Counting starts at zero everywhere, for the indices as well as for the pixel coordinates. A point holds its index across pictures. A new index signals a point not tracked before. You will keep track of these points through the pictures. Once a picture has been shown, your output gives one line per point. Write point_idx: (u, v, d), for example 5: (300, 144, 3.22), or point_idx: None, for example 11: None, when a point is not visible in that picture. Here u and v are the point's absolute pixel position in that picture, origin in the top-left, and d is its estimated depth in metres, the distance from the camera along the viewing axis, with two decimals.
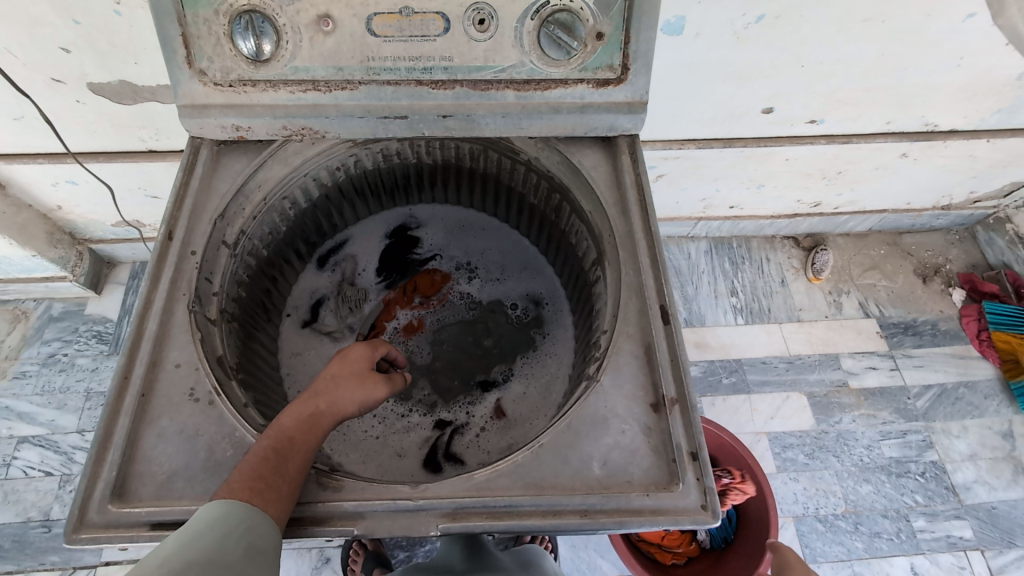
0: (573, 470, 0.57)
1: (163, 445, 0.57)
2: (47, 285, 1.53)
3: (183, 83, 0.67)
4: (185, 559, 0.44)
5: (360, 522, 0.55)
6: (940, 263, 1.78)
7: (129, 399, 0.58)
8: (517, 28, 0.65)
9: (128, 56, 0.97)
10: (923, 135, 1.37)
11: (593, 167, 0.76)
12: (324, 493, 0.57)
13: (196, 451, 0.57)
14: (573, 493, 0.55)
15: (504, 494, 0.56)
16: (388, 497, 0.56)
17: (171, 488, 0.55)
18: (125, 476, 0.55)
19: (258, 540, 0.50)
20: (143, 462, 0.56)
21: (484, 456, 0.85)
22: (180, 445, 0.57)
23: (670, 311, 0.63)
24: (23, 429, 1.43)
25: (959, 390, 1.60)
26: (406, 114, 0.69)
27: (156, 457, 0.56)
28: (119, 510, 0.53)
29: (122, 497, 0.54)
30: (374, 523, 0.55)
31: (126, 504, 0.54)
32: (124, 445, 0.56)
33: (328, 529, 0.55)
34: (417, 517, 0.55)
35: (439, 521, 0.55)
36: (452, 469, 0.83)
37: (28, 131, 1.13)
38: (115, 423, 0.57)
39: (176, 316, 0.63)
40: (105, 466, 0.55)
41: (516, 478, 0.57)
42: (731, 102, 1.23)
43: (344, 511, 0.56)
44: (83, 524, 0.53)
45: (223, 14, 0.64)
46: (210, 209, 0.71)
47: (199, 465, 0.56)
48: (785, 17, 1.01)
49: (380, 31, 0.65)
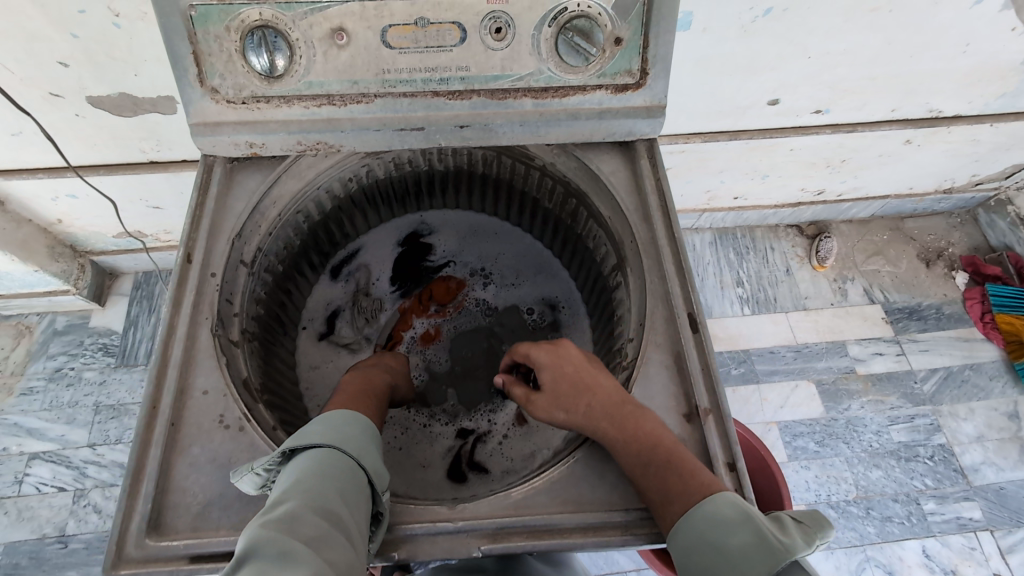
0: (610, 485, 0.58)
1: (196, 474, 0.56)
2: (50, 299, 1.52)
3: (195, 101, 0.66)
4: (344, 436, 0.57)
5: (402, 546, 0.56)
6: (943, 247, 1.79)
7: (158, 429, 0.57)
8: (534, 35, 0.64)
9: (129, 68, 0.95)
10: (928, 121, 1.36)
11: (612, 173, 0.75)
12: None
13: (229, 480, 0.56)
14: (612, 510, 0.57)
15: (543, 513, 0.57)
16: (428, 519, 0.57)
17: (207, 519, 0.55)
18: (160, 509, 0.55)
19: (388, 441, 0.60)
20: (177, 493, 0.56)
21: (508, 464, 0.84)
22: (213, 474, 0.57)
23: (698, 319, 0.64)
24: (33, 445, 1.43)
25: (965, 372, 1.62)
26: (422, 126, 0.68)
27: (190, 488, 0.56)
28: (157, 543, 0.53)
29: (159, 531, 0.54)
30: (414, 547, 0.56)
31: (164, 537, 0.54)
32: (157, 476, 0.55)
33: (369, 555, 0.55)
34: (458, 539, 0.56)
35: (482, 542, 0.56)
36: (477, 478, 0.83)
37: (27, 146, 1.11)
38: (146, 454, 0.56)
39: (199, 340, 0.63)
40: (139, 499, 0.54)
41: (553, 496, 0.58)
42: (738, 94, 1.21)
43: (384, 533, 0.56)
44: (121, 559, 0.52)
45: (234, 31, 0.63)
46: (227, 228, 0.70)
47: (234, 494, 0.56)
48: (794, 9, 0.99)
49: (395, 42, 0.64)
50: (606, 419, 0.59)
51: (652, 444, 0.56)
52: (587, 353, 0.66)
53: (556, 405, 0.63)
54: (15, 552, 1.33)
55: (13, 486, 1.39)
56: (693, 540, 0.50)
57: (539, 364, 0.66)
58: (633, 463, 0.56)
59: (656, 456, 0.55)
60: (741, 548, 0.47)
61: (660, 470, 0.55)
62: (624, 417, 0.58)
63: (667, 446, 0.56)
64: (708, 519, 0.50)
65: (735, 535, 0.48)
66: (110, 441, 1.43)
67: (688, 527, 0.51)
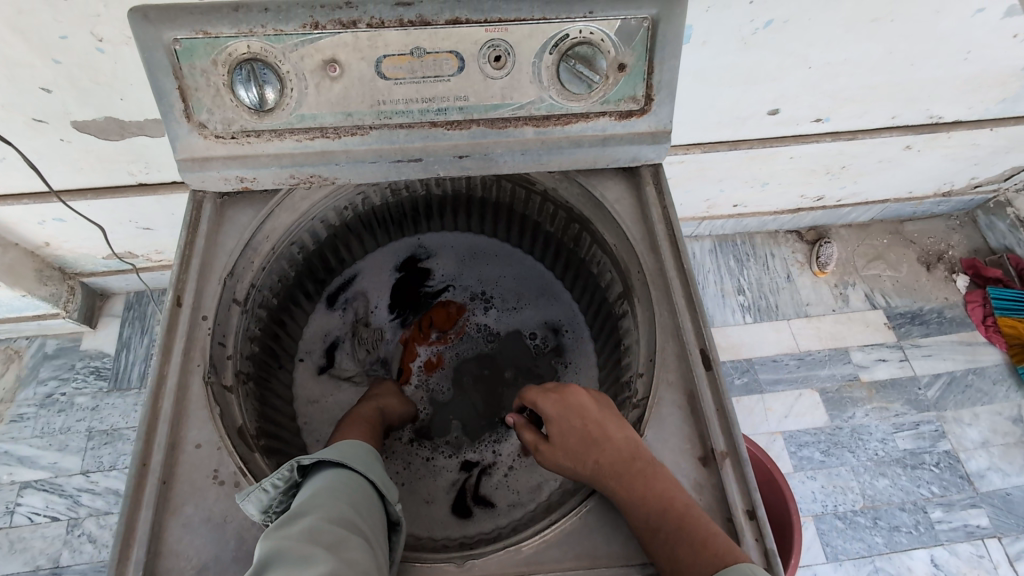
0: (626, 536, 0.57)
1: (190, 536, 0.54)
2: (40, 323, 1.48)
3: (182, 136, 0.63)
4: (350, 455, 0.58)
5: None
6: (943, 250, 1.77)
7: (149, 489, 0.54)
8: (535, 63, 0.62)
9: (113, 91, 0.92)
10: (928, 128, 1.34)
11: (617, 200, 0.74)
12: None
13: (225, 541, 0.54)
14: (629, 565, 0.56)
15: (555, 568, 0.56)
16: None
17: None
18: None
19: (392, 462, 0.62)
20: (171, 557, 0.53)
21: (514, 497, 0.81)
22: (208, 535, 0.54)
23: (711, 355, 0.63)
24: (25, 473, 1.39)
25: (969, 377, 1.60)
26: (420, 157, 0.65)
27: (184, 551, 0.53)
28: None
29: None
30: None
31: None
32: (149, 540, 0.53)
33: None
34: None
35: None
36: (482, 512, 0.80)
37: (8, 172, 1.08)
38: (136, 517, 0.53)
39: (192, 389, 0.60)
40: (130, 566, 0.52)
41: (566, 549, 0.57)
42: (738, 104, 1.15)
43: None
44: None
45: (221, 64, 0.60)
46: (219, 267, 0.68)
47: (231, 557, 0.53)
48: (795, 21, 0.95)
49: (390, 73, 0.61)
50: (612, 477, 0.57)
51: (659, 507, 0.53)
52: (597, 399, 0.64)
53: (562, 457, 0.62)
54: None
55: (4, 517, 1.35)
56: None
57: (545, 414, 0.65)
58: (642, 526, 0.54)
59: (664, 522, 0.53)
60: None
61: (668, 536, 0.52)
62: (630, 477, 0.56)
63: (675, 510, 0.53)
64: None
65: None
66: (104, 468, 1.39)
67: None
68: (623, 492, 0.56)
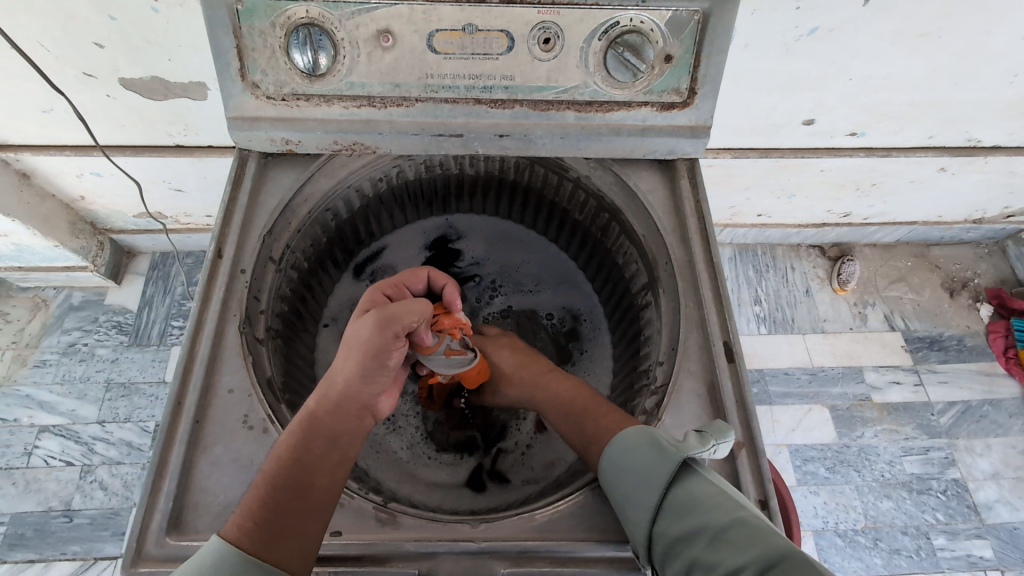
0: None
1: (218, 475, 0.57)
2: (69, 274, 1.52)
3: (235, 96, 0.65)
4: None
5: (424, 563, 0.57)
6: (968, 277, 1.73)
7: (183, 426, 0.58)
8: (583, 47, 0.63)
9: (163, 52, 0.94)
10: (965, 150, 1.28)
11: (650, 192, 0.76)
12: (382, 531, 0.58)
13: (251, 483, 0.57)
14: None
15: (565, 538, 0.59)
16: (450, 537, 0.58)
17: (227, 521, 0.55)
18: (181, 507, 0.55)
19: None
20: (199, 492, 0.56)
21: (529, 473, 0.83)
22: (235, 476, 0.57)
23: (734, 349, 0.65)
24: (44, 418, 1.43)
25: (984, 407, 1.57)
26: (462, 133, 0.67)
27: (211, 488, 0.56)
28: (176, 542, 0.54)
29: (179, 530, 0.55)
30: (435, 565, 0.57)
31: (183, 536, 0.54)
32: (180, 474, 0.56)
33: (389, 570, 0.56)
34: (480, 559, 0.57)
35: (505, 565, 0.57)
36: (498, 488, 0.82)
37: (56, 123, 1.10)
38: (169, 453, 0.57)
39: (227, 337, 0.63)
40: (161, 497, 0.55)
41: (578, 521, 0.60)
42: (772, 113, 1.12)
43: (405, 552, 0.57)
44: (141, 557, 0.53)
45: (280, 27, 0.62)
46: (260, 225, 0.71)
47: None
48: (840, 30, 0.91)
49: (440, 47, 0.63)
50: (536, 385, 0.72)
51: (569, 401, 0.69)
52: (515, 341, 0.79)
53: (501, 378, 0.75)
54: (21, 523, 1.33)
55: (21, 457, 1.39)
56: (614, 474, 0.59)
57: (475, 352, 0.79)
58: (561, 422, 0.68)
59: (574, 412, 0.67)
60: (649, 466, 0.57)
61: (576, 420, 0.66)
62: (548, 386, 0.71)
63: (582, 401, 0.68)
64: (623, 453, 0.59)
65: (641, 453, 0.58)
66: (119, 419, 1.43)
67: (611, 467, 0.59)
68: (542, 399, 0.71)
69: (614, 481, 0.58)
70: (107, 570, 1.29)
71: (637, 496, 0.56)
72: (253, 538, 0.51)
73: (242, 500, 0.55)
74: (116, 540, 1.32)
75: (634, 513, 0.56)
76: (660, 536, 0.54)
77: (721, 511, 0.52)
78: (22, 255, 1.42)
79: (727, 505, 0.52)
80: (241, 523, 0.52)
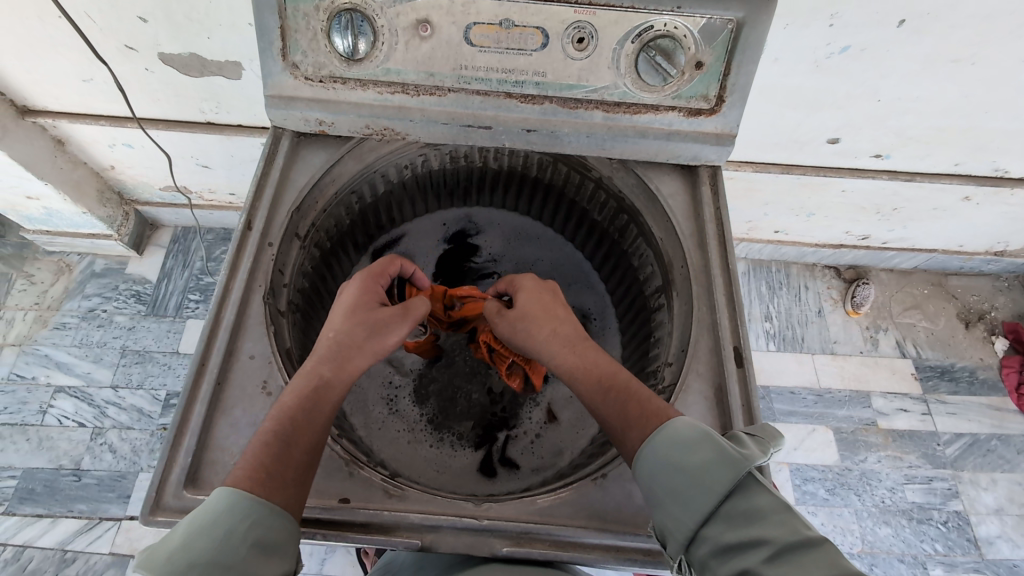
0: (638, 507, 0.63)
1: (235, 435, 0.61)
2: (93, 242, 1.56)
3: (275, 74, 0.67)
4: (188, 561, 0.48)
5: (425, 535, 0.60)
6: (985, 309, 1.71)
7: (205, 386, 0.62)
8: (616, 49, 0.64)
9: (203, 31, 0.95)
10: (991, 180, 1.27)
11: (671, 195, 0.78)
12: (389, 502, 0.62)
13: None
14: (637, 532, 0.61)
15: (566, 523, 0.62)
16: (454, 513, 0.61)
17: None
18: (199, 464, 0.60)
19: (269, 533, 0.52)
20: (216, 451, 0.60)
21: (537, 461, 0.85)
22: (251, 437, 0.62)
23: (744, 354, 0.67)
24: (60, 378, 1.47)
25: (992, 442, 1.55)
26: (490, 125, 0.69)
27: (228, 448, 0.61)
28: (192, 496, 0.58)
29: (195, 484, 0.59)
30: (437, 537, 0.60)
31: (198, 490, 0.58)
32: (199, 432, 0.61)
33: (394, 539, 0.59)
34: (481, 536, 0.60)
35: (504, 544, 0.60)
36: (505, 473, 0.84)
37: (95, 94, 1.13)
38: (190, 412, 0.61)
39: (252, 307, 0.67)
40: (181, 451, 0.59)
41: (578, 509, 0.62)
42: (797, 129, 1.12)
43: (410, 523, 0.60)
44: (159, 507, 0.57)
45: (323, 11, 0.64)
46: (288, 201, 0.73)
47: None
48: (872, 50, 0.90)
49: (477, 40, 0.64)
50: (563, 349, 0.65)
51: (605, 376, 0.63)
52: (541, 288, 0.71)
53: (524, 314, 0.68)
54: (32, 478, 1.37)
55: (36, 415, 1.43)
56: (655, 462, 0.56)
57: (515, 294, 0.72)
58: (593, 396, 0.62)
59: (612, 390, 0.62)
60: (705, 465, 0.54)
61: (615, 400, 0.61)
62: (579, 352, 0.65)
63: (621, 379, 0.62)
64: (670, 443, 0.56)
65: (699, 452, 0.55)
66: (132, 385, 1.46)
67: (653, 453, 0.57)
68: (571, 368, 0.64)
69: (657, 470, 0.56)
70: (111, 530, 1.33)
71: (684, 492, 0.54)
72: (271, 491, 0.54)
73: (249, 456, 0.55)
74: (121, 502, 1.35)
75: (679, 508, 0.54)
76: (707, 538, 0.52)
77: (787, 530, 0.49)
78: (51, 219, 1.46)
79: (793, 524, 0.49)
80: (254, 477, 0.54)
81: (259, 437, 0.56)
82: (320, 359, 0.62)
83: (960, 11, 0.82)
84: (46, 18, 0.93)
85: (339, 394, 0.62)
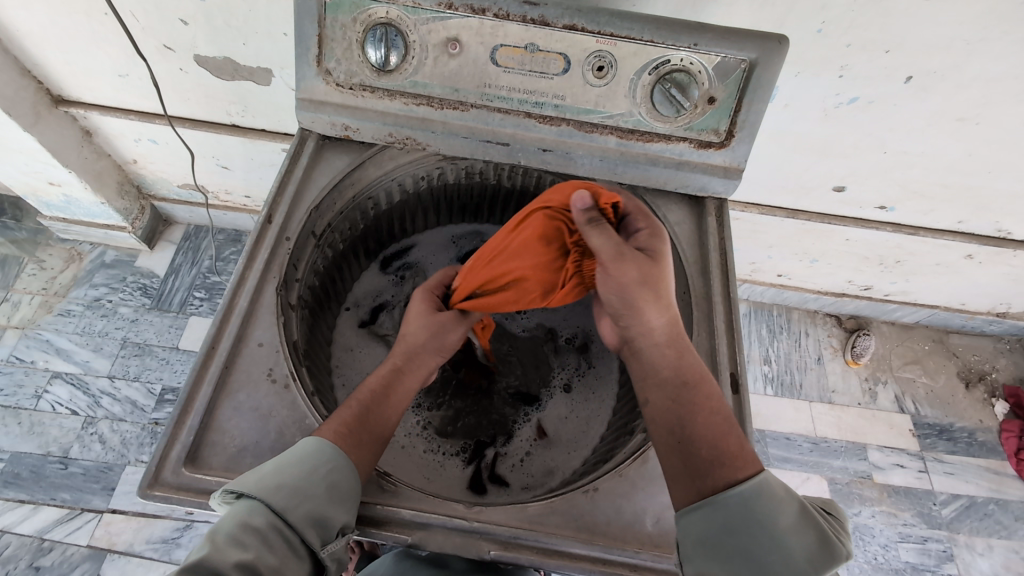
0: (626, 521, 0.63)
1: (238, 419, 0.63)
2: (107, 232, 1.58)
3: (308, 79, 0.70)
4: (276, 483, 0.56)
5: (414, 532, 0.61)
6: (986, 370, 1.70)
7: (214, 368, 0.64)
8: (633, 79, 0.68)
9: (239, 37, 0.99)
10: (994, 241, 1.29)
11: (678, 224, 0.80)
12: (382, 496, 0.63)
13: (266, 431, 0.63)
14: (624, 545, 0.62)
15: (554, 532, 0.62)
16: (444, 513, 0.62)
17: (240, 462, 0.62)
18: (199, 444, 0.62)
19: (340, 480, 0.58)
20: (217, 433, 0.63)
21: (527, 479, 0.85)
22: (252, 423, 0.63)
23: (740, 381, 0.69)
24: (58, 364, 1.47)
25: (989, 506, 1.52)
26: (508, 142, 0.72)
27: (230, 430, 0.63)
28: (191, 473, 0.60)
29: (194, 463, 0.61)
30: (427, 535, 0.61)
31: (197, 469, 0.61)
32: (203, 412, 0.63)
33: (385, 532, 0.61)
34: (470, 538, 0.61)
35: (492, 547, 0.61)
36: (496, 490, 0.83)
37: (129, 88, 1.17)
38: (197, 391, 0.63)
39: (265, 296, 0.69)
40: (184, 429, 0.62)
41: (568, 519, 0.63)
42: (804, 175, 1.15)
43: (401, 518, 0.62)
44: (157, 482, 0.59)
45: (360, 23, 0.67)
46: (308, 200, 0.76)
47: (269, 445, 0.63)
48: (879, 103, 0.93)
49: (502, 61, 0.68)
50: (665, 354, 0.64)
51: (711, 397, 0.62)
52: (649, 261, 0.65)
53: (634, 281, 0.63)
54: (17, 463, 1.35)
55: (30, 399, 1.42)
56: (749, 521, 0.54)
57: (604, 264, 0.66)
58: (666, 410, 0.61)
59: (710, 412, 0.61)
60: (800, 548, 0.53)
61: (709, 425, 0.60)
62: (689, 359, 0.63)
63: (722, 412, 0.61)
64: (773, 512, 0.54)
65: (796, 535, 0.54)
66: (129, 377, 1.46)
67: (749, 509, 0.55)
68: (678, 370, 0.63)
69: (747, 528, 0.54)
70: (91, 522, 1.31)
71: (764, 564, 0.53)
72: (347, 443, 0.61)
73: (337, 415, 0.63)
74: (105, 494, 1.33)
75: (751, 575, 0.53)
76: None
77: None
78: (69, 207, 1.49)
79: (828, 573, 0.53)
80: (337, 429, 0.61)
81: (345, 402, 0.64)
82: (399, 352, 0.69)
83: (966, 72, 0.85)
84: (92, 14, 0.98)
85: (411, 383, 0.68)
